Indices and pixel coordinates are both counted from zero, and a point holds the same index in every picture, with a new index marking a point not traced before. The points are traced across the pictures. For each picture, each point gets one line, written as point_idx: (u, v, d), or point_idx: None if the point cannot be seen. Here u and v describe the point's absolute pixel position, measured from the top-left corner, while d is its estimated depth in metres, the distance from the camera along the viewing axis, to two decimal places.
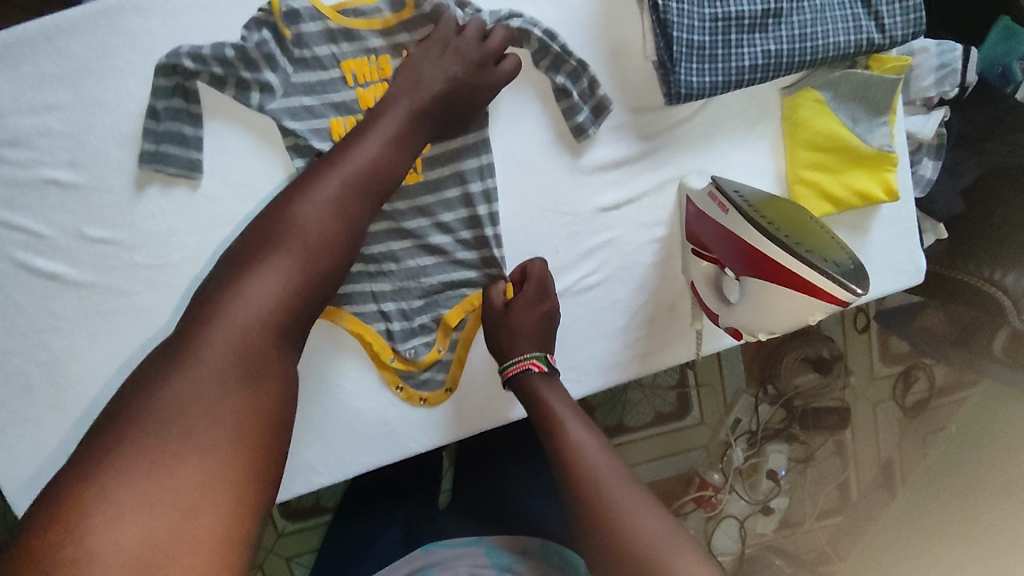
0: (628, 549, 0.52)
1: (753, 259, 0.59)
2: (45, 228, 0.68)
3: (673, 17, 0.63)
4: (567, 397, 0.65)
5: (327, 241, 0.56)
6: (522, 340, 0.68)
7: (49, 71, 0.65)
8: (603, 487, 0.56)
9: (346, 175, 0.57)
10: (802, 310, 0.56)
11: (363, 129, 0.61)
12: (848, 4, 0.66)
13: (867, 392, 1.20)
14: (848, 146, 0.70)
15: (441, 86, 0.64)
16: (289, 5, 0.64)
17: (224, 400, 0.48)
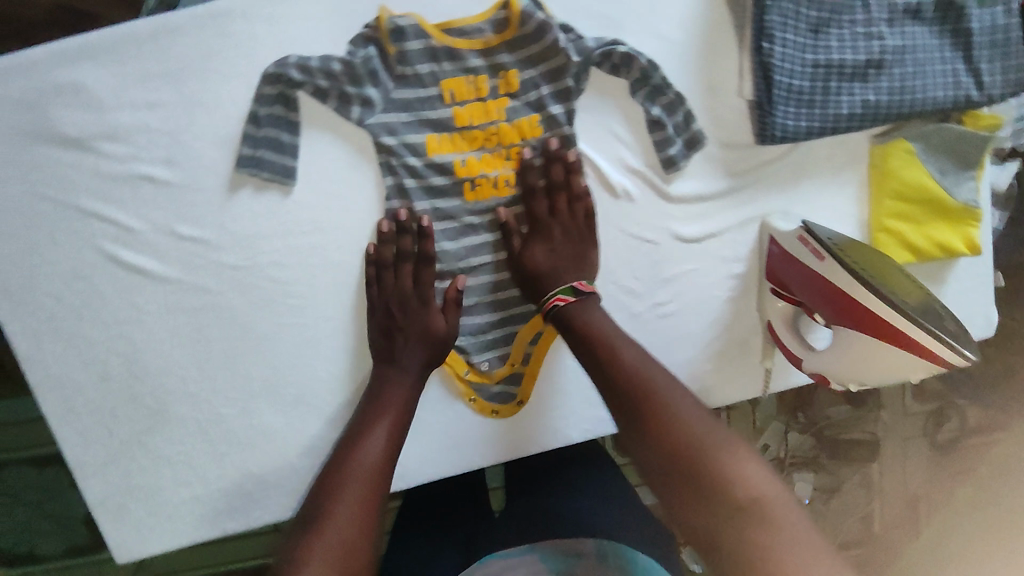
0: (678, 436, 0.52)
1: (853, 311, 0.60)
2: (135, 223, 0.68)
3: (776, 61, 0.64)
4: (607, 318, 0.65)
5: (376, 474, 0.58)
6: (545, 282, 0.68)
7: (153, 69, 0.65)
8: (659, 388, 0.56)
9: (382, 442, 0.61)
10: (902, 364, 0.60)
11: (378, 402, 0.66)
12: (949, 59, 0.66)
13: (898, 427, 1.10)
14: (933, 197, 0.70)
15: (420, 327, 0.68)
16: (396, 22, 0.65)
17: None
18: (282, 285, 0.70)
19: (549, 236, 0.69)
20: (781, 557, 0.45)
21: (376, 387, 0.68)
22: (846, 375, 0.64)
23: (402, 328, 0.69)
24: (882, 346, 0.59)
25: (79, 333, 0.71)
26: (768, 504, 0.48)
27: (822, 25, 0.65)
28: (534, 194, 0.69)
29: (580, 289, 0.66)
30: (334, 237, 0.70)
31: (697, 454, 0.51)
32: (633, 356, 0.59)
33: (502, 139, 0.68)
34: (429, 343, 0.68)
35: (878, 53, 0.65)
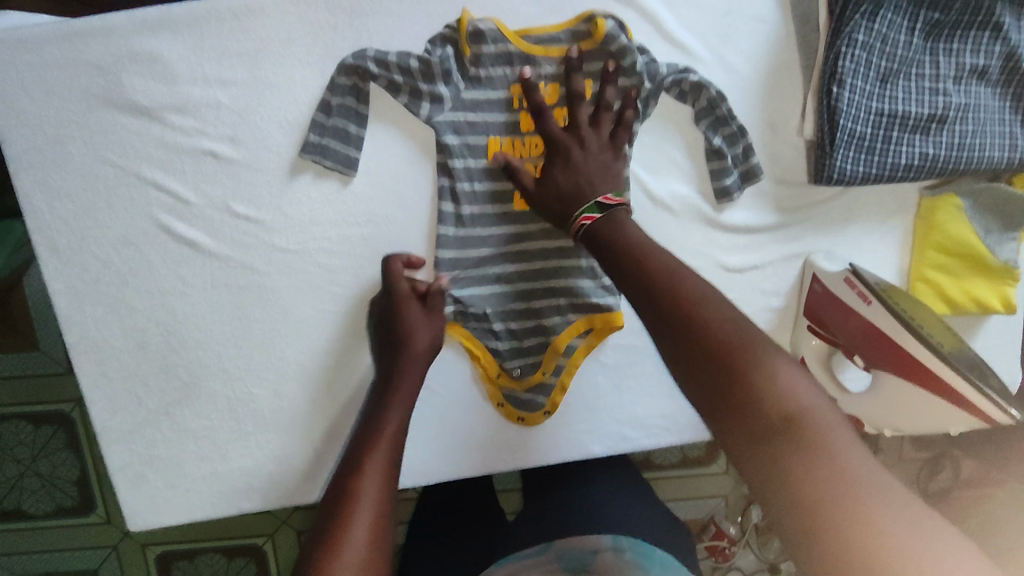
0: (709, 346, 0.46)
1: (898, 357, 0.63)
2: (192, 196, 0.69)
3: (844, 105, 0.66)
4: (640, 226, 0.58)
5: (392, 447, 0.58)
6: (571, 206, 0.62)
7: (230, 47, 0.66)
8: (697, 306, 0.49)
9: (376, 479, 0.54)
10: (942, 413, 0.62)
11: (368, 433, 0.59)
12: (1008, 122, 0.68)
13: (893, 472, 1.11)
14: (976, 255, 0.71)
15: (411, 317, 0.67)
16: (476, 26, 0.65)
17: None
18: (330, 272, 0.71)
19: (569, 154, 0.63)
20: (817, 476, 0.39)
21: (366, 416, 0.62)
22: (883, 416, 0.67)
23: (390, 347, 0.67)
24: (927, 395, 0.62)
25: (122, 299, 0.70)
26: (806, 422, 0.42)
27: (890, 75, 0.66)
28: (544, 112, 0.64)
29: (606, 203, 0.59)
30: (385, 229, 0.71)
31: (727, 364, 0.45)
32: (697, 290, 0.50)
33: None
34: (420, 349, 0.67)
35: (943, 109, 0.66)
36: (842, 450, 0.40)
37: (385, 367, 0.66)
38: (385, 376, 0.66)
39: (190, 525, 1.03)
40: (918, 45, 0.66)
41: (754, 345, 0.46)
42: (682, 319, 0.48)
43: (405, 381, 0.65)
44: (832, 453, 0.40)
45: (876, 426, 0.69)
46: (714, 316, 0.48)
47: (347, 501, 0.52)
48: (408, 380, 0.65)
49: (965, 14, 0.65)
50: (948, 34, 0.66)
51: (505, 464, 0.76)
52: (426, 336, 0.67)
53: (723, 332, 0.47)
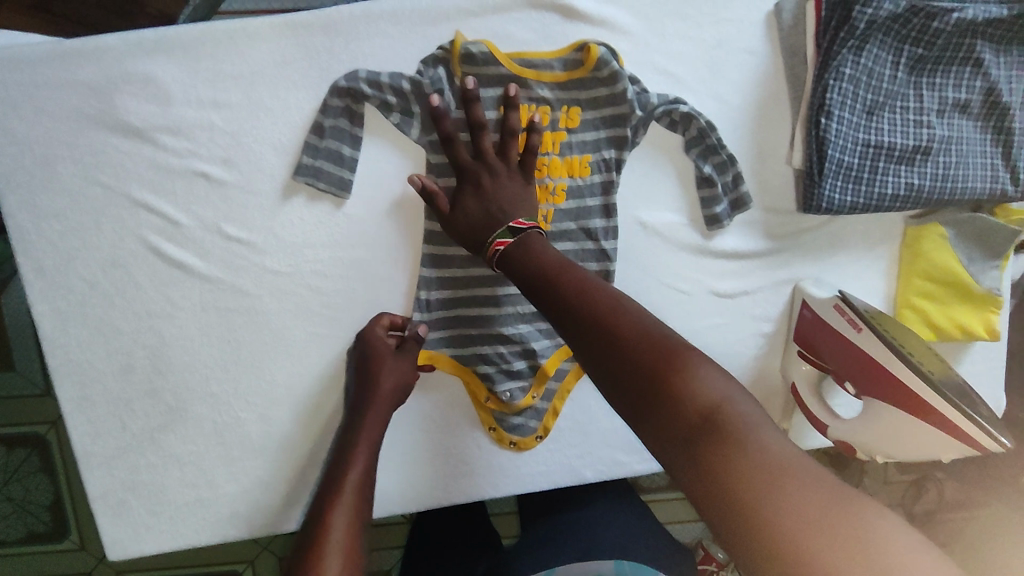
0: (626, 356, 0.46)
1: (889, 385, 0.63)
2: (182, 217, 0.68)
3: (831, 136, 0.67)
4: (553, 247, 0.59)
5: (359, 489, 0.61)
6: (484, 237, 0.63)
7: (225, 70, 0.66)
8: (609, 317, 0.48)
9: (338, 555, 0.54)
10: (935, 443, 0.62)
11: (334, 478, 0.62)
12: (990, 153, 0.70)
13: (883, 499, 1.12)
14: (958, 282, 0.73)
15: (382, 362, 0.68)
16: (468, 49, 0.66)
17: None
18: (321, 294, 0.70)
19: (478, 183, 0.65)
20: (744, 474, 0.39)
21: (325, 479, 0.62)
22: (874, 443, 0.67)
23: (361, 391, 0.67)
24: (916, 422, 0.62)
25: (108, 321, 0.69)
26: (727, 418, 0.42)
27: (877, 107, 0.68)
28: (452, 142, 0.64)
29: (518, 230, 0.60)
30: (378, 253, 0.70)
31: (647, 370, 0.45)
32: (608, 298, 0.50)
33: (552, 172, 0.69)
34: (385, 400, 0.67)
35: (926, 140, 0.68)
36: (762, 443, 0.40)
37: (349, 424, 0.67)
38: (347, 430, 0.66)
39: (172, 554, 1.01)
40: (902, 79, 0.68)
41: (666, 347, 0.46)
42: (599, 330, 0.48)
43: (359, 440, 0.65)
44: (749, 445, 0.40)
45: (868, 454, 0.68)
46: (628, 323, 0.48)
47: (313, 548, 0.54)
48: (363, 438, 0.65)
49: (947, 50, 0.67)
50: (931, 69, 0.68)
51: (496, 490, 0.75)
52: (392, 387, 0.68)
53: (640, 341, 0.46)
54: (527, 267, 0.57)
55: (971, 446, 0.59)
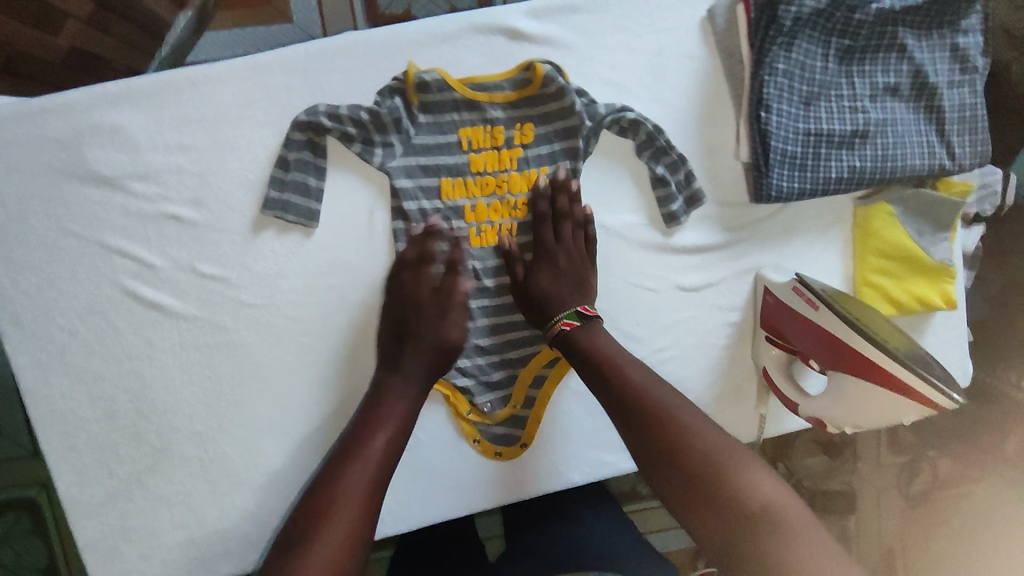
0: (689, 452, 0.56)
1: (848, 357, 0.65)
2: (157, 260, 0.70)
3: (773, 128, 0.70)
4: (615, 340, 0.68)
5: (398, 429, 0.64)
6: (547, 305, 0.70)
7: (190, 114, 0.68)
8: (670, 410, 0.59)
9: (334, 550, 0.54)
10: (895, 408, 0.64)
11: (374, 412, 0.65)
12: (925, 132, 0.73)
13: (874, 480, 1.20)
14: (912, 256, 0.76)
15: (454, 299, 0.71)
16: (422, 77, 0.68)
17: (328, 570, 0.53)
18: (299, 323, 0.72)
19: (555, 262, 0.71)
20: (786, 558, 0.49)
21: (366, 407, 0.66)
22: (841, 416, 0.68)
23: (421, 327, 0.70)
24: (878, 392, 0.64)
25: (90, 368, 0.70)
26: (779, 511, 0.52)
27: (813, 98, 0.71)
28: (545, 220, 0.72)
29: (585, 314, 0.69)
30: (352, 279, 0.72)
31: (706, 469, 0.55)
32: (665, 399, 0.60)
33: (512, 187, 0.73)
34: (417, 361, 0.69)
35: (863, 124, 0.72)
36: (806, 543, 0.50)
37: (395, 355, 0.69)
38: (395, 363, 0.69)
39: None
40: (834, 69, 0.72)
41: (717, 455, 0.56)
42: (660, 428, 0.58)
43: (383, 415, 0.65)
44: (788, 550, 0.49)
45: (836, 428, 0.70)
46: (691, 422, 0.58)
47: (332, 492, 0.58)
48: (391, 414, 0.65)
49: (871, 39, 0.71)
50: (860, 58, 0.72)
51: (485, 501, 0.77)
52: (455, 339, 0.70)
53: (702, 441, 0.57)
54: (582, 359, 0.67)
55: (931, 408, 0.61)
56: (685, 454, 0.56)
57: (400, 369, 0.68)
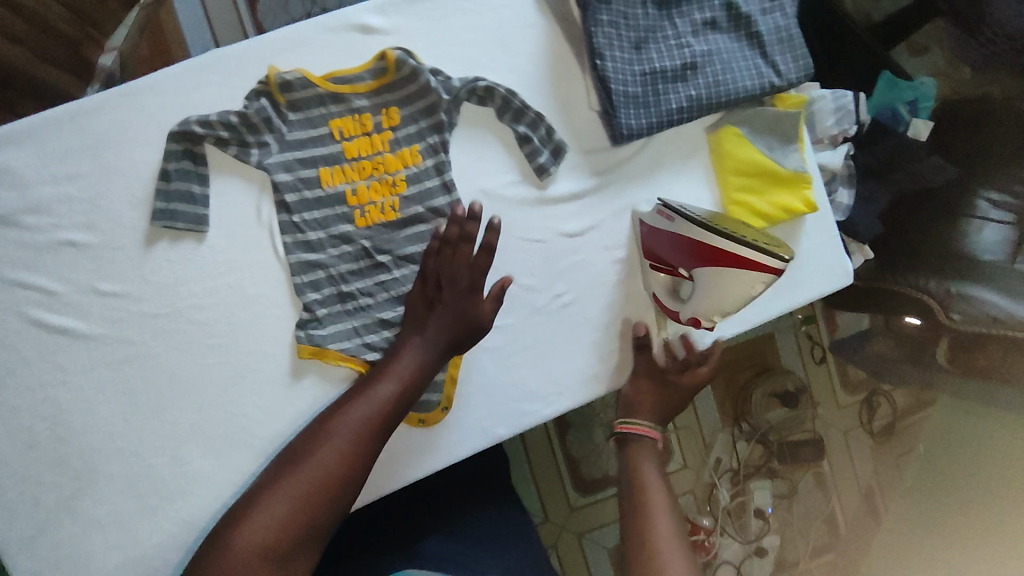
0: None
1: (691, 249, 0.73)
2: (58, 286, 0.73)
3: (611, 74, 0.77)
4: (659, 471, 0.78)
5: (409, 383, 0.72)
6: (642, 413, 0.81)
7: (71, 145, 0.73)
8: (659, 543, 0.70)
9: (321, 472, 0.66)
10: (744, 286, 0.70)
11: (390, 359, 0.73)
12: (749, 56, 0.81)
13: (835, 420, 1.49)
14: (768, 170, 0.83)
15: (458, 265, 0.76)
16: (283, 77, 0.74)
17: (309, 477, 0.66)
18: (204, 326, 0.75)
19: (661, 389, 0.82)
20: None
21: (389, 352, 0.74)
22: (702, 304, 0.74)
23: (433, 287, 0.76)
24: (720, 271, 0.70)
25: (5, 402, 0.72)
26: None
27: (642, 42, 0.79)
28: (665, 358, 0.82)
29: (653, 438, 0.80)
30: (252, 276, 0.76)
31: None
32: (665, 535, 0.71)
33: (388, 167, 0.77)
34: (439, 327, 0.75)
35: (690, 57, 0.79)
36: None
37: (419, 312, 0.75)
38: (415, 316, 0.75)
39: None
40: (656, 14, 0.79)
41: None
42: (645, 558, 0.69)
43: (389, 375, 0.72)
44: None
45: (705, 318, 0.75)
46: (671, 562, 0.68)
47: (337, 429, 0.69)
48: (395, 374, 0.72)
49: None
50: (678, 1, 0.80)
51: (416, 470, 0.79)
52: (459, 304, 0.75)
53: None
54: (626, 475, 0.78)
55: (762, 272, 0.69)
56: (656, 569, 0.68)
57: (424, 329, 0.75)
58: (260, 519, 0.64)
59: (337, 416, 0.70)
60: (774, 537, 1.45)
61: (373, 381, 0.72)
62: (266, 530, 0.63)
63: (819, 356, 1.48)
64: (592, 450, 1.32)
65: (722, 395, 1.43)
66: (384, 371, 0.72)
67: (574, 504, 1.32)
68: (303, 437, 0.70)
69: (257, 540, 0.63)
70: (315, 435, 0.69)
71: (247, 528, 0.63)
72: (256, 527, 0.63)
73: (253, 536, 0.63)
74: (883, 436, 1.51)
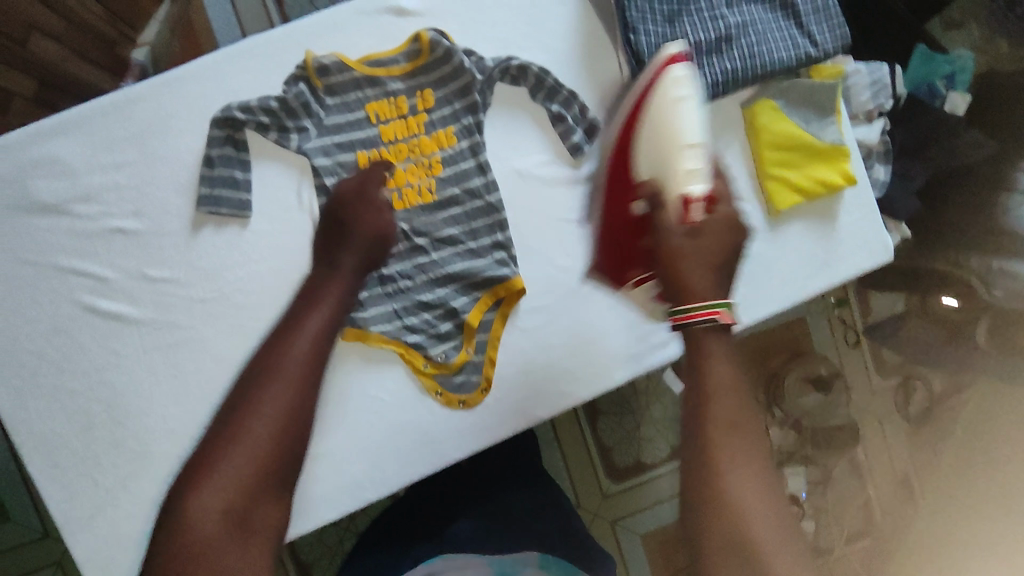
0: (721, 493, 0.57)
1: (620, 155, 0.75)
2: (110, 272, 0.75)
3: (644, 48, 0.77)
4: (728, 356, 0.64)
5: (334, 313, 0.73)
6: (697, 284, 0.65)
7: (118, 134, 0.74)
8: (722, 454, 0.59)
9: (259, 427, 0.67)
10: (673, 119, 0.69)
11: (309, 299, 0.73)
12: (784, 28, 0.80)
13: (869, 406, 1.44)
14: (804, 143, 0.82)
15: (370, 204, 0.75)
16: (320, 61, 0.75)
17: (252, 434, 0.66)
18: (248, 309, 0.76)
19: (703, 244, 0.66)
20: None
21: (307, 288, 0.74)
22: (668, 172, 0.67)
23: (342, 222, 0.75)
24: (653, 123, 0.70)
25: (61, 386, 0.75)
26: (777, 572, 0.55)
27: (675, 15, 0.78)
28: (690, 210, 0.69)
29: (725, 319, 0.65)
30: (293, 260, 0.77)
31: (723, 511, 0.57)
32: (728, 443, 0.60)
33: (424, 149, 0.78)
34: (354, 254, 0.75)
35: (724, 30, 0.78)
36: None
37: (330, 241, 0.75)
38: (327, 247, 0.75)
39: None
40: None
41: (749, 510, 0.57)
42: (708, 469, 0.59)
43: (317, 307, 0.73)
44: None
45: (686, 178, 0.66)
46: (735, 473, 0.58)
47: (267, 379, 0.69)
48: (318, 312, 0.72)
49: None
50: None
51: (456, 451, 0.79)
52: (370, 230, 0.75)
53: (734, 490, 0.58)
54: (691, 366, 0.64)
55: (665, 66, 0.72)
56: (721, 483, 0.58)
57: (337, 264, 0.74)
58: (209, 501, 0.64)
59: (267, 368, 0.70)
60: (811, 522, 1.40)
61: (284, 347, 0.71)
62: (222, 502, 0.64)
63: (852, 340, 1.44)
64: (623, 437, 1.32)
65: (753, 382, 1.39)
66: (299, 332, 0.71)
67: (607, 491, 1.31)
68: (232, 403, 0.69)
69: (214, 512, 0.63)
70: (244, 399, 0.69)
71: (199, 505, 0.64)
72: (201, 511, 0.63)
73: (209, 509, 0.63)
74: (919, 421, 1.46)
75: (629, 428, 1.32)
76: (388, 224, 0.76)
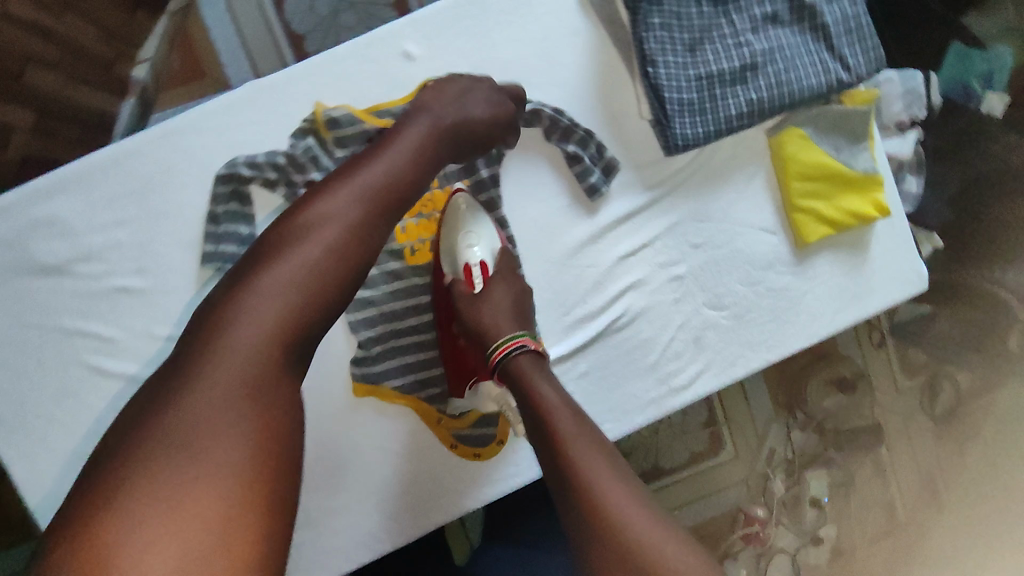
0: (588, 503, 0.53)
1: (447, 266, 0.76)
2: (115, 333, 0.73)
3: (663, 81, 0.72)
4: (554, 380, 0.65)
5: (407, 165, 0.63)
6: (504, 323, 0.69)
7: (117, 191, 0.72)
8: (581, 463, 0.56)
9: (297, 270, 0.55)
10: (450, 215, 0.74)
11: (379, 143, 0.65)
12: (814, 52, 0.75)
13: (895, 406, 1.30)
14: (837, 172, 0.78)
15: (483, 101, 0.70)
16: (330, 114, 0.72)
17: (281, 291, 0.54)
18: None
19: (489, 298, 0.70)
20: None
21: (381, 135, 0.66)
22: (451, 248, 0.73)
23: (442, 91, 0.69)
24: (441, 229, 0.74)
25: (71, 447, 0.73)
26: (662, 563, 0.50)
27: (696, 43, 0.74)
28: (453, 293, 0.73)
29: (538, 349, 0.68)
30: None
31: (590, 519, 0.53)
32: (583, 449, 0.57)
33: (436, 204, 0.76)
34: (442, 129, 0.67)
35: (749, 57, 0.73)
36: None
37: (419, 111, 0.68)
38: (415, 112, 0.68)
39: None
40: (710, 12, 0.74)
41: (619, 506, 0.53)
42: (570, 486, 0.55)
43: (389, 149, 0.64)
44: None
45: (462, 251, 0.72)
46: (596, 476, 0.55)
47: (320, 213, 0.57)
48: (382, 158, 0.62)
49: None
50: None
51: (474, 501, 0.77)
52: (470, 111, 0.69)
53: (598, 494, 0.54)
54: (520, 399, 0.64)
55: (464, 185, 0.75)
56: (589, 494, 0.54)
57: (416, 125, 0.67)
58: (221, 363, 0.51)
59: (313, 205, 0.58)
60: (831, 525, 1.29)
61: (332, 188, 0.59)
62: (221, 371, 0.50)
63: (877, 340, 1.29)
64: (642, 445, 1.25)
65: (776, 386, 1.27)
66: (354, 184, 0.59)
67: None
68: (268, 242, 0.57)
69: (216, 386, 0.50)
70: (284, 238, 0.56)
71: (204, 365, 0.51)
72: (206, 388, 0.50)
73: (215, 373, 0.50)
74: (947, 421, 1.31)
75: (648, 436, 1.23)
76: (499, 119, 0.70)
